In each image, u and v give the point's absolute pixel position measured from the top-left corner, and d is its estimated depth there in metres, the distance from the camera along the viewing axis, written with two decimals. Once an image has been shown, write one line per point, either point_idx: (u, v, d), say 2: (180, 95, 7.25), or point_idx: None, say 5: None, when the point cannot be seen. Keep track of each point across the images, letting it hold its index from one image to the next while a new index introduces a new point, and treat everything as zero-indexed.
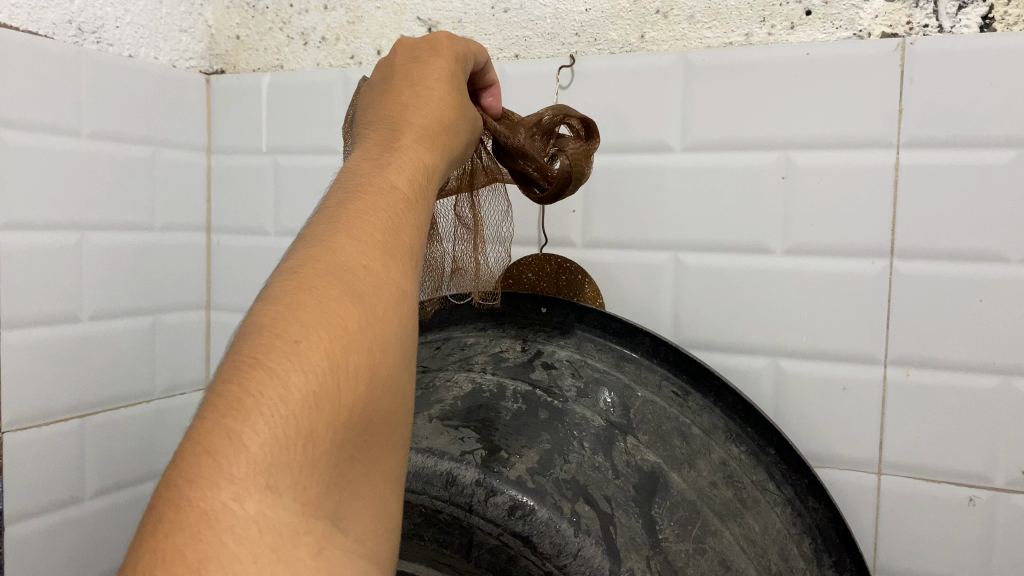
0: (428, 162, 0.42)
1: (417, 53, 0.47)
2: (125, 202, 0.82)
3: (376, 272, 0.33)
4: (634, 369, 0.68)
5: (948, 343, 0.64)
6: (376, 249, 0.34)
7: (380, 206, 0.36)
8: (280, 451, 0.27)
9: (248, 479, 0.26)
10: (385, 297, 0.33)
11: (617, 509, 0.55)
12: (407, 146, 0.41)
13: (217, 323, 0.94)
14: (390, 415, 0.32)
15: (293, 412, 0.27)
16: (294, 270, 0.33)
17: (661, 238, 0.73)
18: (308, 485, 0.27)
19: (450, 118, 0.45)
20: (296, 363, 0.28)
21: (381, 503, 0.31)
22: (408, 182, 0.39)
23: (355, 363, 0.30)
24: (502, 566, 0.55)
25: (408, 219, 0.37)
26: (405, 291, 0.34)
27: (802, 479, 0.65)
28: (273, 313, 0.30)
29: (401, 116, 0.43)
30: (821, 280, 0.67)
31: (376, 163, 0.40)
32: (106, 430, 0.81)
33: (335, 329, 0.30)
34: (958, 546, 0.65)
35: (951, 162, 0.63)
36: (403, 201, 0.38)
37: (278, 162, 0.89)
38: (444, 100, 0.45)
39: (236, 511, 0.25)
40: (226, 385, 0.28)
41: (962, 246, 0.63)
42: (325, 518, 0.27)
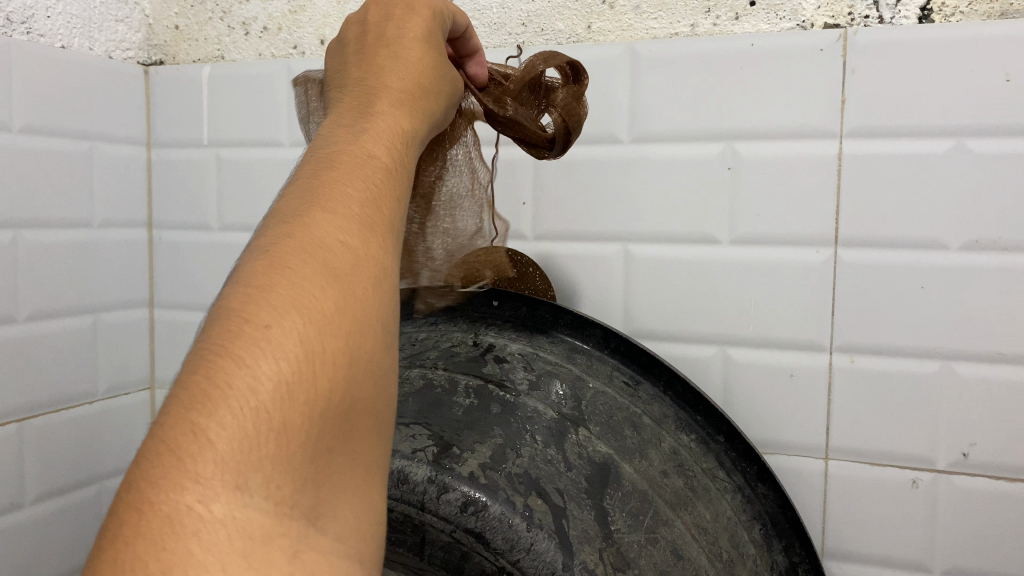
0: (406, 129, 0.41)
1: (395, 15, 0.45)
2: (61, 199, 0.80)
3: (354, 250, 0.33)
4: (586, 361, 0.67)
5: (892, 330, 0.65)
6: (355, 222, 0.34)
7: (355, 179, 0.36)
8: (250, 448, 0.26)
9: (217, 478, 0.25)
10: (364, 274, 0.32)
11: (570, 502, 0.56)
12: (385, 113, 0.40)
13: (160, 321, 0.92)
14: (373, 399, 0.31)
15: (264, 403, 0.26)
16: (266, 249, 0.32)
17: (610, 229, 0.73)
18: (281, 481, 0.26)
19: (428, 81, 0.44)
20: (268, 349, 0.28)
21: (363, 493, 0.30)
22: (387, 151, 0.39)
23: (333, 345, 0.29)
24: (455, 564, 0.56)
25: (386, 190, 0.37)
26: (384, 268, 0.34)
27: (752, 466, 0.65)
28: (243, 296, 0.29)
29: (377, 82, 0.42)
30: (768, 269, 0.68)
31: (352, 131, 0.39)
32: (46, 434, 0.79)
33: (310, 312, 0.29)
34: (903, 528, 0.66)
35: (892, 151, 0.64)
36: (382, 172, 0.37)
37: (220, 156, 0.87)
38: (422, 62, 0.44)
39: (203, 514, 0.24)
40: (194, 375, 0.27)
41: (903, 235, 0.64)
42: (304, 518, 0.27)
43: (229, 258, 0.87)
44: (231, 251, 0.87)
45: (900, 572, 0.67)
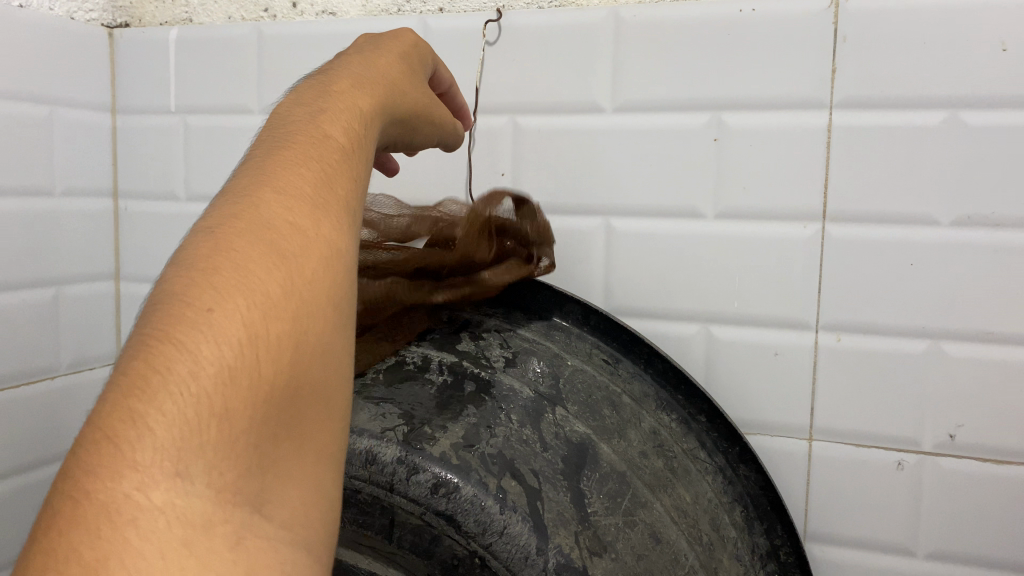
0: (370, 111, 0.39)
1: (376, 43, 0.46)
2: (19, 165, 0.77)
3: (315, 219, 0.30)
4: (564, 337, 0.67)
5: (879, 308, 0.63)
6: (307, 200, 0.31)
7: (317, 150, 0.33)
8: (193, 434, 0.23)
9: (155, 464, 0.22)
10: (319, 253, 0.29)
11: (544, 484, 0.53)
12: (342, 96, 0.38)
13: (126, 294, 0.89)
14: (333, 379, 0.28)
15: (207, 387, 0.24)
16: (216, 222, 0.29)
17: (591, 201, 0.71)
18: (225, 469, 0.24)
19: (392, 78, 0.43)
20: (211, 332, 0.25)
21: (326, 477, 0.27)
22: (352, 125, 0.36)
23: (286, 326, 0.27)
24: (425, 548, 0.52)
25: (351, 164, 0.34)
26: (347, 240, 0.31)
27: (733, 447, 0.65)
28: (189, 272, 0.27)
29: (342, 71, 0.40)
30: (753, 244, 0.66)
31: (314, 106, 0.36)
32: (6, 410, 0.76)
33: (263, 286, 0.27)
34: (887, 510, 0.65)
35: (883, 123, 0.61)
36: (338, 152, 0.34)
37: (188, 123, 0.84)
38: (387, 67, 0.43)
39: (140, 501, 0.22)
40: (131, 359, 0.25)
41: (893, 210, 0.62)
42: (251, 507, 0.24)
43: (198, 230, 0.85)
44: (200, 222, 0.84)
45: (882, 555, 0.65)
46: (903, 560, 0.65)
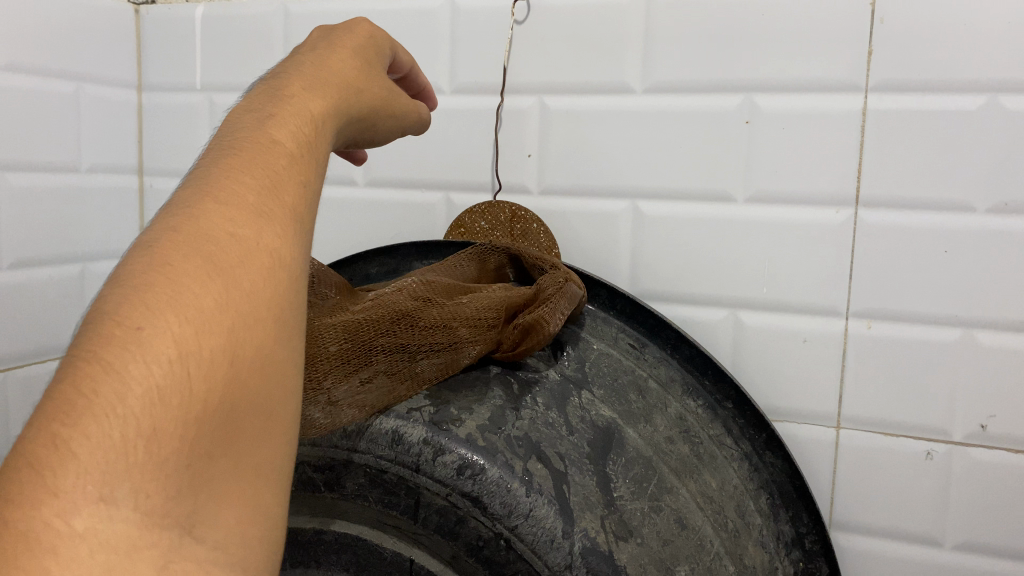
0: (330, 103, 0.34)
1: (338, 28, 0.41)
2: (46, 142, 0.77)
3: (258, 225, 0.26)
4: (590, 320, 0.67)
5: (911, 296, 0.62)
6: (253, 211, 0.26)
7: (268, 149, 0.29)
8: (119, 461, 0.19)
9: (75, 495, 0.19)
10: (262, 264, 0.25)
11: (571, 468, 0.52)
12: (296, 95, 0.32)
13: None
14: (277, 400, 0.24)
15: (133, 412, 0.20)
16: (143, 234, 0.25)
17: (619, 184, 0.70)
18: (153, 500, 0.20)
19: (357, 68, 0.38)
20: (140, 350, 0.21)
21: (268, 507, 0.23)
22: (305, 121, 0.32)
23: (220, 360, 0.23)
24: (449, 528, 0.51)
25: (305, 163, 0.30)
26: (296, 248, 0.27)
27: (761, 433, 0.65)
28: (110, 287, 0.23)
29: (300, 64, 0.36)
30: (783, 229, 0.65)
31: (265, 100, 0.32)
32: (33, 385, 0.77)
33: (196, 302, 0.23)
34: (915, 500, 0.64)
35: (920, 108, 0.60)
36: (287, 159, 0.29)
37: (213, 101, 0.83)
38: (354, 57, 0.38)
39: (57, 537, 0.18)
40: (46, 383, 0.21)
41: (927, 195, 0.61)
42: (184, 542, 0.20)
43: None
44: None
45: (909, 546, 0.65)
46: (930, 551, 0.64)
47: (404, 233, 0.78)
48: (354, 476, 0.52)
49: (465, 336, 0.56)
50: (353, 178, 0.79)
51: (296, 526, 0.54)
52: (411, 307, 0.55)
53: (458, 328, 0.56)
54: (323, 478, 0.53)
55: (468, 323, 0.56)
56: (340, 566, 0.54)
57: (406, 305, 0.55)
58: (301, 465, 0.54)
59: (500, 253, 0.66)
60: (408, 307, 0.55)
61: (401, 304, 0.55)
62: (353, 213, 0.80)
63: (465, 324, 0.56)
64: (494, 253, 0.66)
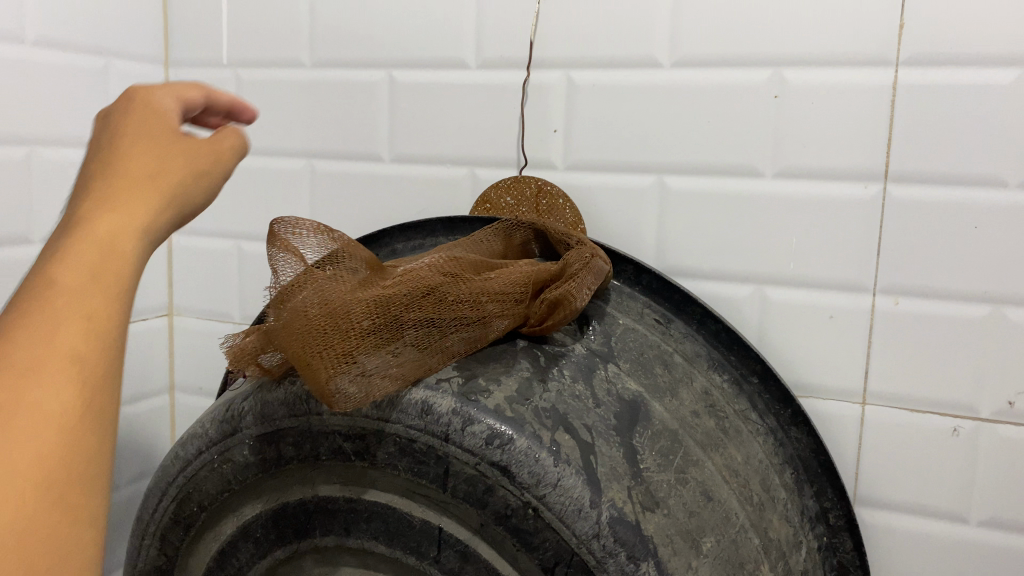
0: (133, 224, 0.36)
1: (130, 113, 0.40)
2: (76, 116, 0.77)
3: (26, 423, 0.29)
4: (615, 296, 0.67)
5: (940, 272, 0.62)
6: (35, 413, 0.29)
7: (34, 319, 0.31)
8: None
9: None
10: (18, 461, 0.28)
11: (598, 439, 0.53)
12: (94, 229, 0.35)
13: (179, 247, 0.91)
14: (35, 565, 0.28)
15: None
16: None
17: (646, 159, 0.70)
18: None
19: (172, 175, 0.39)
20: None
21: None
22: (83, 264, 0.33)
23: None
24: (478, 498, 0.50)
25: (71, 318, 0.32)
26: (63, 428, 0.30)
27: (786, 408, 0.65)
28: None
29: (109, 182, 0.37)
30: (810, 205, 0.65)
31: (61, 248, 0.34)
32: None
33: None
34: (940, 477, 0.64)
35: (952, 82, 0.60)
36: (65, 323, 0.31)
37: (240, 77, 0.84)
38: (161, 155, 0.39)
39: None
40: None
41: (958, 171, 0.61)
42: None
43: (249, 183, 0.86)
44: (252, 176, 0.85)
45: (933, 522, 0.65)
46: (955, 527, 0.64)
47: (429, 209, 0.78)
48: (384, 445, 0.52)
49: (494, 310, 0.56)
50: (379, 153, 0.79)
51: (327, 495, 0.55)
52: (440, 281, 0.55)
53: (487, 302, 0.56)
54: (354, 448, 0.53)
55: (497, 297, 0.56)
56: (369, 534, 0.54)
57: (435, 280, 0.55)
58: (332, 434, 0.54)
59: (526, 228, 0.66)
60: (437, 282, 0.55)
61: (430, 279, 0.55)
62: (378, 188, 0.80)
63: (494, 298, 0.56)
64: (520, 228, 0.66)
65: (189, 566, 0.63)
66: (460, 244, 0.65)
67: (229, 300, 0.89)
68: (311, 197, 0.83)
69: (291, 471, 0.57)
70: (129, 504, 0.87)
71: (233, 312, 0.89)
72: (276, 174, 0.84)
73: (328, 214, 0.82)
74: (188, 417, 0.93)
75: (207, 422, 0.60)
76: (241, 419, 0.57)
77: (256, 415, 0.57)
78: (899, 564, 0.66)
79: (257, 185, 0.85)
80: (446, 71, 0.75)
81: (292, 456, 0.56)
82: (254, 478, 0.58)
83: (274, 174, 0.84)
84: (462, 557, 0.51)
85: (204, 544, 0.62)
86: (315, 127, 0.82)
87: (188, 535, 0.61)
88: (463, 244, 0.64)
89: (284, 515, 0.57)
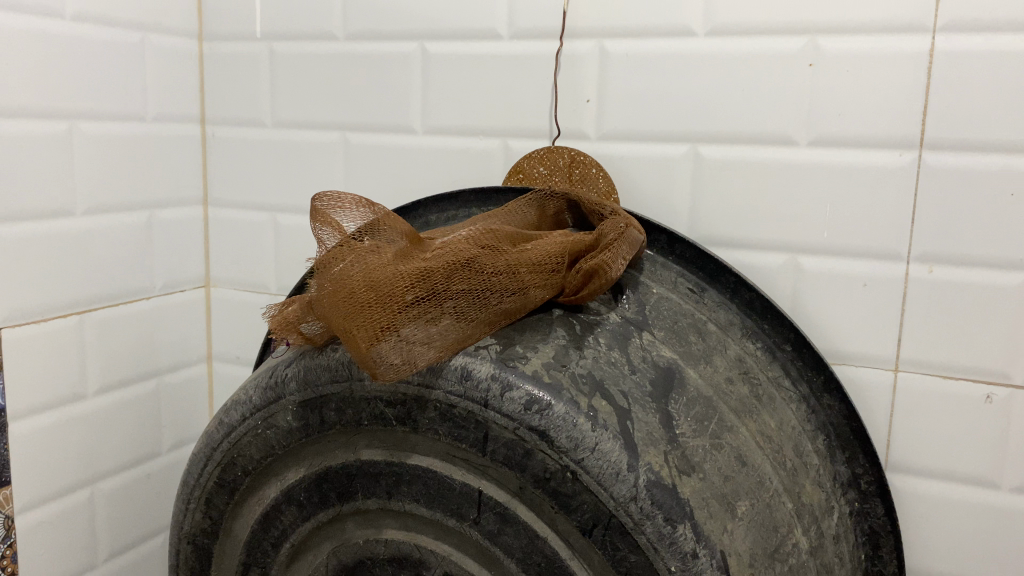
0: None
1: None
2: (115, 91, 0.79)
3: None
4: (648, 265, 0.67)
5: (975, 240, 0.62)
6: None
7: None
8: None
9: None
10: None
11: (634, 405, 0.53)
12: None
13: (215, 219, 0.92)
14: None
15: None
16: None
17: (679, 129, 0.70)
18: None
19: None
20: None
21: None
22: None
23: None
24: (517, 462, 0.51)
25: None
26: None
27: (819, 376, 0.65)
28: None
29: None
30: (845, 172, 0.65)
31: None
32: (107, 327, 0.80)
33: None
34: (973, 443, 0.64)
35: (991, 47, 0.59)
36: None
37: (273, 50, 0.85)
38: None
39: None
40: None
41: (995, 138, 0.60)
42: None
43: (284, 156, 0.87)
44: (287, 149, 0.87)
45: (965, 488, 0.65)
46: (987, 493, 0.65)
47: (463, 180, 0.79)
48: (425, 411, 0.53)
49: (531, 281, 0.56)
50: (412, 125, 0.80)
51: (369, 459, 0.57)
52: (477, 252, 0.56)
53: (523, 272, 0.56)
54: (396, 413, 0.55)
55: (532, 267, 0.56)
56: (411, 496, 0.56)
57: (472, 251, 0.56)
58: (374, 399, 0.55)
59: (559, 199, 0.67)
60: (474, 253, 0.56)
61: (467, 250, 0.56)
62: (411, 160, 0.81)
63: (530, 269, 0.56)
64: (553, 199, 0.67)
65: (233, 528, 0.64)
66: (495, 215, 0.66)
67: (265, 271, 0.90)
68: (345, 169, 0.84)
69: (334, 436, 0.58)
70: (171, 471, 0.89)
71: (269, 283, 0.90)
72: (310, 147, 0.85)
73: (361, 186, 0.83)
74: (226, 387, 0.95)
75: (250, 389, 0.62)
76: (284, 385, 0.59)
77: (299, 381, 0.58)
78: (931, 529, 0.67)
79: (291, 158, 0.86)
80: (478, 42, 0.76)
81: (335, 421, 0.57)
82: (297, 443, 0.59)
83: (308, 147, 0.85)
84: (501, 519, 0.53)
85: (248, 508, 0.63)
86: (348, 100, 0.82)
87: (233, 497, 0.63)
88: (497, 215, 0.65)
89: (327, 478, 0.59)
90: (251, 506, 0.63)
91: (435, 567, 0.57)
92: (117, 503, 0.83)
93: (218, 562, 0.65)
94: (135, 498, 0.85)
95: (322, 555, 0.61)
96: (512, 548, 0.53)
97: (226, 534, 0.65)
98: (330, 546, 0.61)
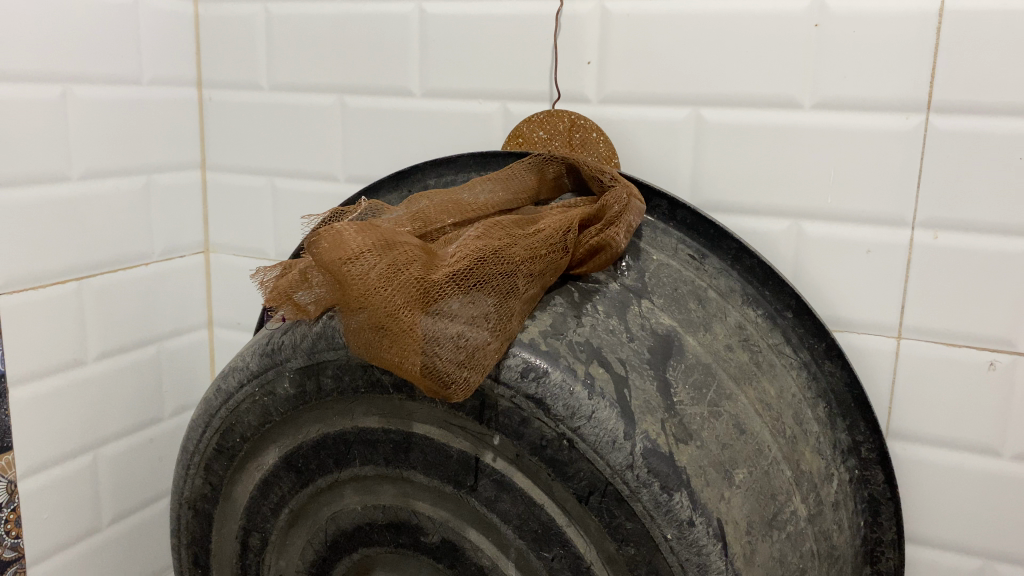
0: None
1: None
2: (111, 53, 0.78)
3: None
4: (649, 231, 0.66)
5: (981, 205, 0.61)
6: None
7: None
8: None
9: None
10: None
11: (631, 372, 0.53)
12: None
13: (213, 183, 0.91)
14: None
15: None
16: None
17: (682, 91, 0.68)
18: None
19: None
20: None
21: None
22: None
23: None
24: (514, 430, 0.51)
25: None
26: None
27: (820, 342, 0.65)
28: None
29: None
30: (849, 135, 0.64)
31: None
32: (106, 293, 0.80)
33: None
34: (975, 409, 0.64)
35: (1002, 6, 0.58)
36: None
37: (269, 12, 0.84)
38: None
39: None
40: None
41: (1005, 100, 0.59)
42: None
43: (281, 118, 0.86)
44: (284, 111, 0.85)
45: (966, 455, 0.65)
46: (988, 459, 0.64)
47: (461, 143, 0.78)
48: None
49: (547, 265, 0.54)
50: (410, 88, 0.79)
51: (367, 425, 0.57)
52: (496, 244, 0.53)
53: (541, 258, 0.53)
54: (393, 380, 0.54)
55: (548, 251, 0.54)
56: (409, 464, 0.56)
57: (491, 244, 0.53)
58: (369, 366, 0.55)
59: (558, 163, 0.64)
60: (493, 248, 0.52)
61: (486, 248, 0.52)
62: (409, 123, 0.80)
63: (546, 255, 0.53)
64: (551, 164, 0.64)
65: (233, 494, 0.65)
66: (493, 178, 0.64)
67: (263, 236, 0.90)
68: (342, 132, 0.83)
69: (332, 401, 0.58)
70: (173, 436, 0.90)
71: (268, 248, 0.90)
72: (308, 110, 0.84)
73: (359, 149, 0.82)
74: (227, 352, 0.95)
75: (248, 355, 0.62)
76: (281, 352, 0.58)
77: (297, 348, 0.57)
78: (932, 496, 0.67)
79: (288, 120, 0.85)
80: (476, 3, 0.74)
81: (333, 387, 0.57)
82: (296, 409, 0.59)
83: (305, 110, 0.84)
84: (498, 486, 0.52)
85: (247, 473, 0.64)
86: (344, 62, 0.81)
87: (232, 463, 0.63)
88: (496, 180, 0.64)
89: (324, 445, 0.59)
90: (251, 472, 0.63)
91: (432, 532, 0.57)
92: (119, 467, 0.83)
93: (219, 527, 0.66)
94: (138, 462, 0.85)
95: (322, 521, 0.61)
96: (509, 514, 0.52)
97: (226, 499, 0.65)
98: (329, 512, 0.61)
